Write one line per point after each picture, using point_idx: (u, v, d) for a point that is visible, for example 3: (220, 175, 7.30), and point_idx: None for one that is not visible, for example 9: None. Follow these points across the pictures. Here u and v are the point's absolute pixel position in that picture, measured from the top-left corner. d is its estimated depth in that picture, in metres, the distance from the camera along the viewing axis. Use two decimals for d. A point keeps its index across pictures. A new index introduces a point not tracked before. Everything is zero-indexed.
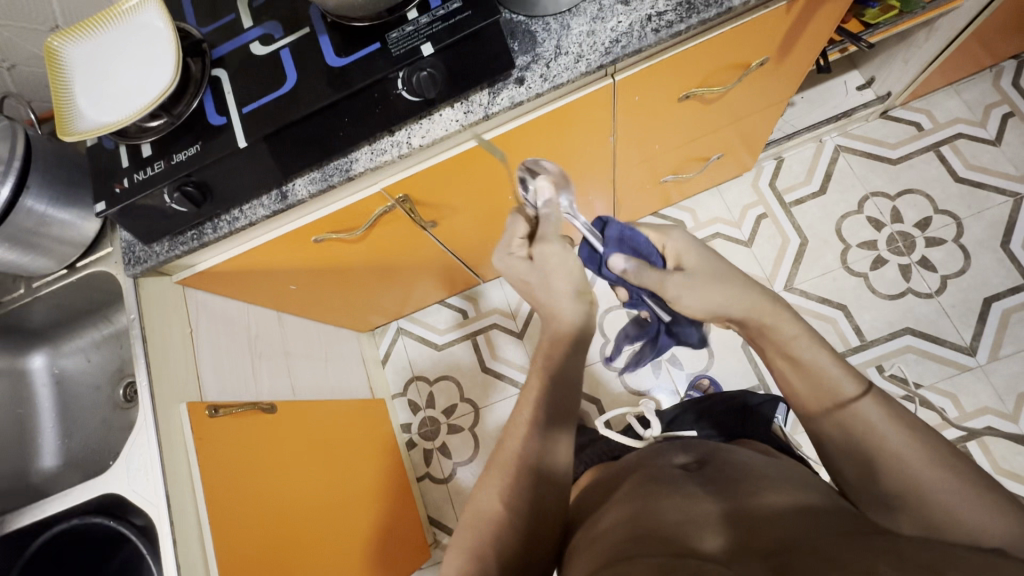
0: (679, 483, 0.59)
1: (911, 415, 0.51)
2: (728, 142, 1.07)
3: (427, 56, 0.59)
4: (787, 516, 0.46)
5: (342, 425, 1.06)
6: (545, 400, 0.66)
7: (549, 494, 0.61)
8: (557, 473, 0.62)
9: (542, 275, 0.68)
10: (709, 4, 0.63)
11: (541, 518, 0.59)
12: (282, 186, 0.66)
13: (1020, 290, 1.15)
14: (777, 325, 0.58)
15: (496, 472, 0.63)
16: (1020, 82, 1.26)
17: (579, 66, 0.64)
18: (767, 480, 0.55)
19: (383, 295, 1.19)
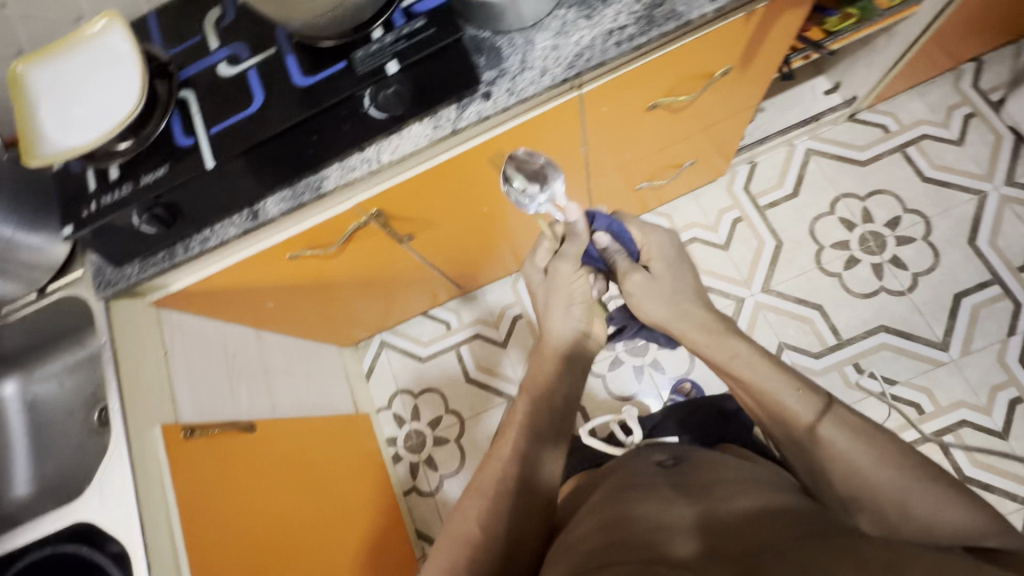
0: (656, 479, 0.62)
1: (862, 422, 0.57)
2: (700, 148, 1.09)
3: (392, 74, 0.60)
4: (754, 519, 0.47)
5: (326, 442, 1.06)
6: (529, 422, 0.74)
7: (530, 508, 0.67)
8: (539, 490, 0.68)
9: (552, 288, 0.77)
10: (668, 17, 0.64)
11: (521, 532, 0.65)
12: (253, 205, 0.66)
13: (988, 285, 1.18)
14: (717, 343, 0.68)
15: (482, 484, 0.70)
16: (980, 83, 1.30)
17: (544, 80, 0.65)
18: (739, 484, 0.57)
19: (366, 308, 1.19)
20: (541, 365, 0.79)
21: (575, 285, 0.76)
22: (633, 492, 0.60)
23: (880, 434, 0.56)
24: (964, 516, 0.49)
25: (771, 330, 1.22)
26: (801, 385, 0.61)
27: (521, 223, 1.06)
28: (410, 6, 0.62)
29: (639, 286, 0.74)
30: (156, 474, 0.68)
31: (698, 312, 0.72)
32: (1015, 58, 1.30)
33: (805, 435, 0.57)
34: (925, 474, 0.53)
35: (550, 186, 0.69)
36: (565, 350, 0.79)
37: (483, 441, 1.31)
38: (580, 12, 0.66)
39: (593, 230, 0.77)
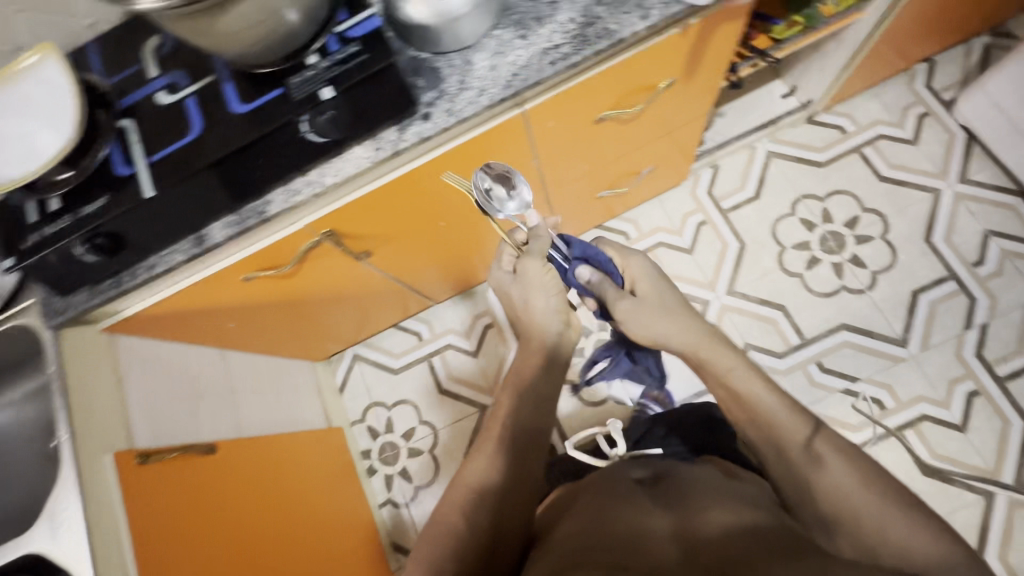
0: (627, 491, 0.64)
1: (850, 447, 0.61)
2: (658, 155, 1.11)
3: (327, 99, 0.61)
4: (733, 531, 0.51)
5: (297, 462, 1.06)
6: (514, 417, 0.76)
7: (512, 501, 0.68)
8: (525, 473, 0.71)
9: (522, 286, 0.79)
10: (601, 36, 0.65)
11: (504, 522, 0.66)
12: (198, 231, 0.67)
13: (944, 281, 1.21)
14: (713, 358, 0.71)
15: (472, 479, 0.71)
16: (934, 83, 1.33)
17: (482, 100, 0.66)
18: (710, 492, 0.60)
19: (340, 320, 1.19)
20: (525, 360, 0.82)
21: (548, 279, 0.78)
22: (605, 508, 0.60)
23: (860, 458, 0.59)
24: (938, 545, 0.52)
25: (736, 332, 1.24)
26: (792, 406, 0.65)
27: (491, 232, 1.07)
28: (344, 31, 0.62)
29: (630, 310, 0.77)
30: (107, 502, 0.68)
31: (692, 328, 0.74)
32: (966, 57, 1.33)
33: (799, 457, 0.60)
34: (903, 501, 0.56)
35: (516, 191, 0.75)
36: (547, 352, 0.81)
37: (457, 451, 1.32)
38: (517, 32, 0.67)
39: (574, 259, 0.81)
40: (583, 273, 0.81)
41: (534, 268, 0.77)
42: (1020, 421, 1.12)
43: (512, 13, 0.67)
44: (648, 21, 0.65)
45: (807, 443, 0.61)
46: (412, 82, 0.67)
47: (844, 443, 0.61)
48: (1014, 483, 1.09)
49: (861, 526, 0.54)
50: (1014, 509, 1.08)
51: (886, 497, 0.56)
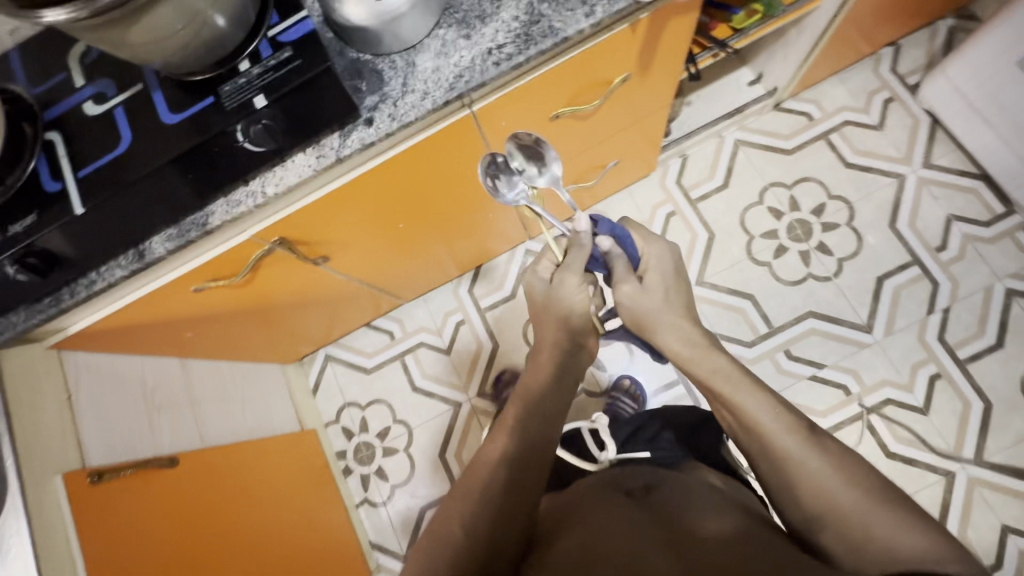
0: (624, 503, 0.68)
1: (832, 445, 0.64)
2: (622, 149, 1.09)
3: (261, 108, 0.59)
4: (731, 545, 0.56)
5: (272, 473, 1.06)
6: (521, 428, 0.75)
7: (511, 513, 0.66)
8: (525, 481, 0.68)
9: (552, 295, 0.82)
10: (545, 35, 0.63)
11: (502, 534, 0.64)
12: (137, 244, 0.63)
13: (908, 266, 1.22)
14: (694, 359, 0.76)
15: (468, 490, 0.68)
16: (899, 67, 1.32)
17: (425, 103, 0.64)
18: (704, 507, 0.64)
19: (310, 319, 1.16)
20: (536, 371, 0.82)
21: (579, 297, 0.82)
22: (606, 520, 0.64)
23: (843, 455, 0.62)
24: (917, 541, 0.55)
25: (705, 323, 1.24)
26: (779, 406, 0.67)
27: (465, 221, 1.04)
28: (277, 34, 0.59)
29: (633, 293, 0.80)
30: (59, 526, 0.66)
31: (682, 328, 0.79)
32: (930, 40, 1.32)
33: (780, 458, 0.63)
34: (881, 497, 0.58)
35: (548, 167, 0.76)
36: (557, 362, 0.81)
37: (433, 449, 1.32)
38: (460, 31, 0.65)
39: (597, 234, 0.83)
40: (602, 242, 0.83)
41: (569, 289, 0.81)
42: (981, 402, 1.14)
43: (454, 12, 0.65)
44: (593, 18, 0.63)
45: (793, 443, 0.63)
46: (353, 86, 0.65)
47: (827, 442, 0.64)
48: (973, 464, 1.12)
49: (845, 524, 0.58)
50: (973, 488, 1.11)
51: (869, 496, 0.59)
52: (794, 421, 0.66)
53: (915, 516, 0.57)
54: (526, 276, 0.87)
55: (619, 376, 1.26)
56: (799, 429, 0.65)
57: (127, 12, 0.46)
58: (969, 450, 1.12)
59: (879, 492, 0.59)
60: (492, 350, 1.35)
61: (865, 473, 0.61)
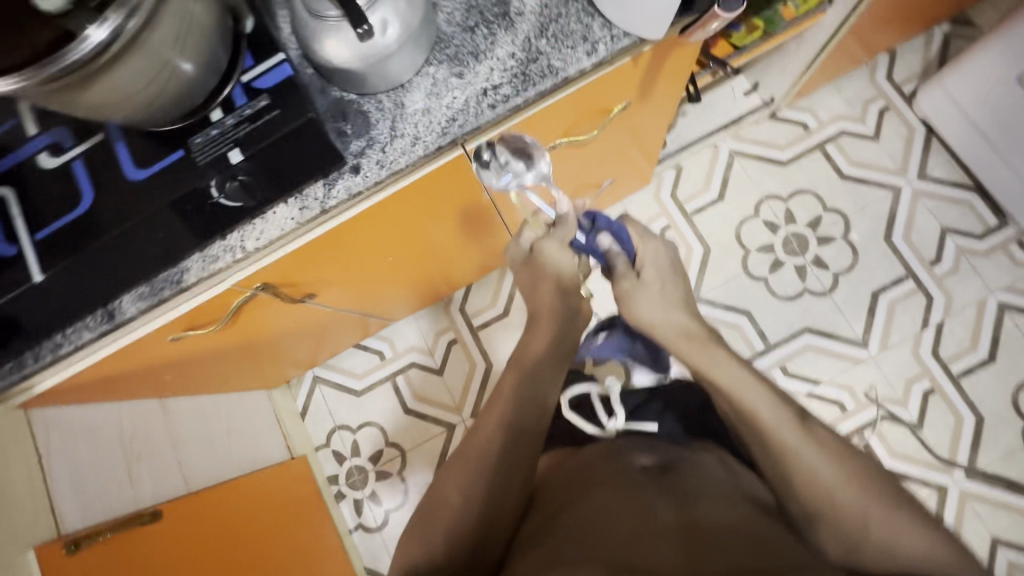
0: (628, 474, 0.69)
1: (829, 440, 0.67)
2: (620, 167, 1.04)
3: (237, 162, 0.54)
4: (727, 526, 0.58)
5: (262, 496, 1.05)
6: (517, 399, 0.74)
7: (509, 488, 0.68)
8: (519, 452, 0.70)
9: (534, 268, 0.77)
10: (544, 75, 0.59)
11: (499, 506, 0.67)
12: (107, 304, 0.57)
13: (903, 280, 1.21)
14: (693, 352, 0.74)
15: (465, 464, 0.70)
16: (895, 75, 1.30)
17: (416, 149, 0.60)
18: (708, 488, 0.66)
19: (297, 346, 1.07)
20: (536, 340, 0.80)
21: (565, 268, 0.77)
22: (613, 496, 0.64)
23: (839, 454, 0.65)
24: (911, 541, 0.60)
25: None
26: (776, 401, 0.69)
27: (461, 244, 0.98)
28: (252, 79, 0.54)
29: (631, 291, 0.76)
30: None
31: (679, 319, 0.76)
32: (926, 47, 1.30)
33: (781, 453, 0.65)
34: (876, 493, 0.63)
35: (536, 166, 0.61)
36: (554, 336, 0.79)
37: (427, 471, 1.29)
38: (452, 69, 0.60)
39: (595, 230, 0.77)
40: (602, 242, 0.78)
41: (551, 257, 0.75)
42: (973, 416, 1.15)
43: (445, 47, 0.60)
44: (595, 59, 0.59)
45: (790, 436, 0.66)
46: (337, 128, 0.60)
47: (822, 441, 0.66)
48: (965, 478, 1.13)
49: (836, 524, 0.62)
50: (965, 501, 1.12)
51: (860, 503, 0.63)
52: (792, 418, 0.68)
53: (922, 525, 0.62)
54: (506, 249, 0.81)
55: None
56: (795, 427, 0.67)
57: (89, 73, 0.42)
58: (962, 464, 1.14)
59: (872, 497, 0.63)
60: (486, 370, 1.31)
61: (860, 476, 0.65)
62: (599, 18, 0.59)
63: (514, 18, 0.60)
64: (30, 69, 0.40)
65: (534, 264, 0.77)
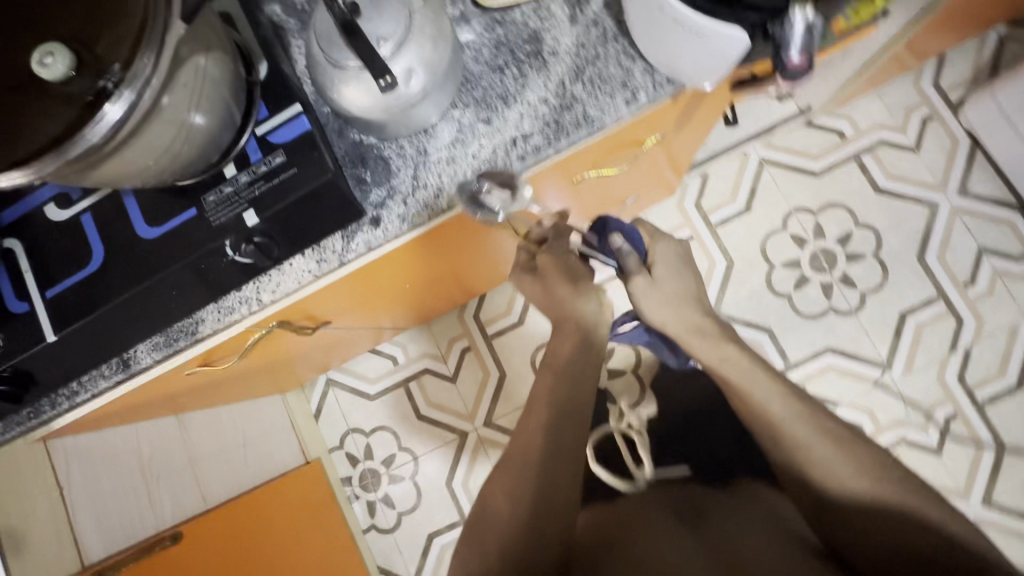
0: (674, 525, 0.64)
1: (839, 431, 0.65)
2: (649, 185, 0.96)
3: (252, 225, 0.50)
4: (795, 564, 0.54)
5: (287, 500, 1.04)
6: (556, 406, 0.69)
7: (558, 490, 0.65)
8: (561, 457, 0.66)
9: (546, 287, 0.70)
10: (578, 124, 0.55)
11: (552, 513, 0.63)
12: (122, 353, 0.59)
13: (933, 302, 1.17)
14: (707, 349, 0.72)
15: (511, 474, 0.67)
16: (942, 81, 1.21)
17: (439, 203, 0.57)
18: (764, 533, 0.61)
19: (309, 360, 1.04)
20: (562, 348, 0.71)
21: (576, 270, 0.70)
22: (658, 546, 0.60)
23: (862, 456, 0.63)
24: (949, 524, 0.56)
25: None
26: (788, 394, 0.68)
27: (481, 260, 0.93)
28: (267, 132, 0.50)
29: (642, 289, 0.71)
30: None
31: (689, 317, 0.73)
32: (978, 51, 1.21)
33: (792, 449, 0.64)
34: (896, 480, 0.60)
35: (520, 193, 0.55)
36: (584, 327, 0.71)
37: (438, 475, 1.30)
38: (479, 113, 0.56)
39: (606, 231, 0.72)
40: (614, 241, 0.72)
41: (559, 262, 0.69)
42: (994, 444, 1.13)
43: (472, 88, 0.56)
44: (634, 107, 0.55)
45: (800, 429, 0.65)
46: (356, 175, 0.57)
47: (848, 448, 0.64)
48: (981, 505, 1.12)
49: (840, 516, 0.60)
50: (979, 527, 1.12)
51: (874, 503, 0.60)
52: (814, 418, 0.66)
53: None
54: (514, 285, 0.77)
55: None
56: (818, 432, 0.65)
57: (105, 152, 0.40)
58: (978, 491, 1.12)
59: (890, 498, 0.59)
60: (499, 379, 1.31)
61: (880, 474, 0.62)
62: (641, 62, 0.54)
63: (547, 58, 0.55)
64: (46, 157, 0.38)
65: (541, 273, 0.70)
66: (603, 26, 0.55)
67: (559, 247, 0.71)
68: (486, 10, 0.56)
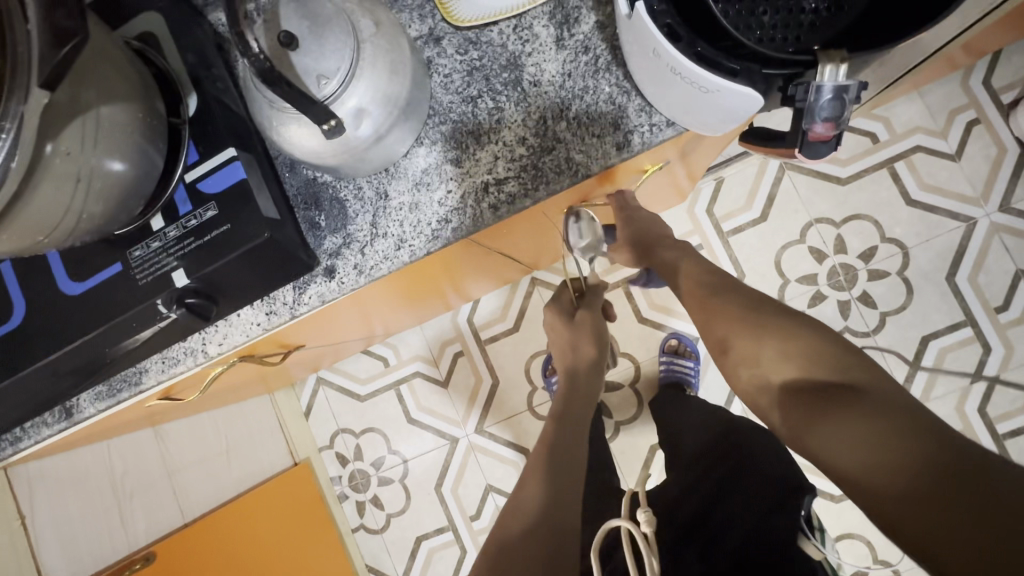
0: None
1: (787, 314, 0.52)
2: (666, 194, 0.82)
3: (181, 285, 0.44)
4: None
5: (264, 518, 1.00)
6: (560, 416, 0.67)
7: (571, 503, 0.59)
8: (566, 457, 0.64)
9: (574, 335, 0.69)
10: (561, 170, 0.48)
11: (569, 529, 0.57)
12: (63, 402, 0.56)
13: (959, 327, 1.08)
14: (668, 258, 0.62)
15: (516, 497, 0.61)
16: (994, 80, 1.08)
17: (401, 255, 0.50)
18: None
19: (296, 364, 1.00)
20: (570, 393, 0.69)
21: (604, 334, 0.71)
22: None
23: (816, 343, 0.48)
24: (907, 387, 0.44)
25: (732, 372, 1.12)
26: (710, 279, 0.57)
27: (466, 280, 0.86)
28: (197, 179, 0.44)
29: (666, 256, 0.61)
30: None
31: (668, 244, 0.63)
32: None
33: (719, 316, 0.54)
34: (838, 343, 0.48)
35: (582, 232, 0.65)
36: (590, 360, 0.69)
37: (428, 475, 1.18)
38: (447, 152, 0.49)
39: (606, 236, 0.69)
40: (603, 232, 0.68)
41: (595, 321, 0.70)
42: None
43: (439, 122, 0.49)
44: (625, 153, 0.47)
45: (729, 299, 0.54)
46: (308, 218, 0.50)
47: (799, 336, 0.49)
48: None
49: (788, 416, 0.47)
50: None
51: (822, 388, 0.46)
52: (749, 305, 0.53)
53: None
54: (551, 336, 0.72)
55: (664, 335, 1.10)
56: (748, 328, 0.52)
57: None
58: None
59: (859, 386, 0.44)
60: (492, 387, 1.17)
61: (845, 361, 0.46)
62: (637, 98, 0.47)
63: (528, 89, 0.48)
64: None
65: (576, 326, 0.69)
66: (595, 52, 0.47)
67: (594, 304, 0.72)
68: (459, 27, 0.48)
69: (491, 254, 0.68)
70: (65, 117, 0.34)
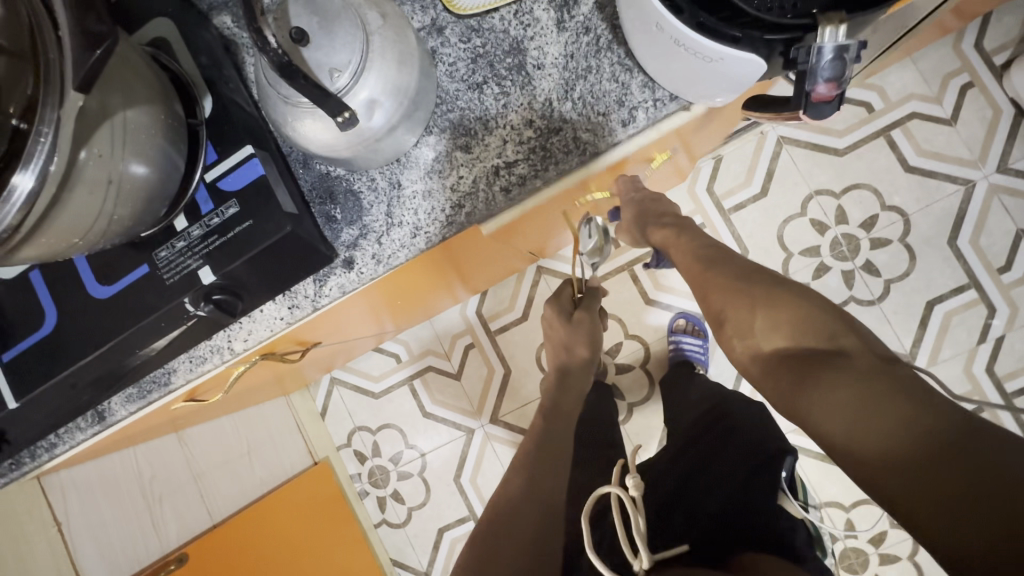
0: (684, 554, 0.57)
1: (772, 283, 0.53)
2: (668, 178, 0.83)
3: (208, 282, 0.46)
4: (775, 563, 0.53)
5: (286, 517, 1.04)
6: (547, 404, 0.74)
7: (555, 478, 0.67)
8: (556, 438, 0.71)
9: (573, 333, 0.73)
10: (569, 150, 0.49)
11: (552, 503, 0.65)
12: (96, 406, 0.57)
13: (964, 290, 1.09)
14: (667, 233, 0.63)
15: (511, 472, 0.70)
16: (985, 42, 1.09)
17: (417, 242, 0.52)
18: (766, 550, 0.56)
19: (311, 364, 1.01)
20: (561, 388, 0.75)
21: (598, 337, 0.74)
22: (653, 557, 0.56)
23: (811, 311, 0.50)
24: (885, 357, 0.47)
25: None
26: (704, 254, 0.59)
27: (473, 272, 0.88)
28: (216, 179, 0.45)
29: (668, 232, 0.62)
30: None
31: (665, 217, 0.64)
32: None
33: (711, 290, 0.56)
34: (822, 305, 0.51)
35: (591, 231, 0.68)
36: (581, 361, 0.75)
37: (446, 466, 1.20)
38: (456, 140, 0.50)
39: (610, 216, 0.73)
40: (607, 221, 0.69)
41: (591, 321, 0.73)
42: None
43: (447, 110, 0.50)
44: (631, 130, 0.49)
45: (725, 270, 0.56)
46: (324, 212, 0.51)
47: (786, 302, 0.51)
48: None
49: (778, 380, 0.49)
50: None
51: (813, 356, 0.48)
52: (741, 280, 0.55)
53: None
54: (551, 333, 0.76)
55: (672, 314, 1.11)
56: (741, 299, 0.53)
57: (19, 239, 0.33)
58: None
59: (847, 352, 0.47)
60: (505, 375, 1.18)
61: (831, 330, 0.49)
62: (640, 76, 0.48)
63: (532, 72, 0.49)
64: None
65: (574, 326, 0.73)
66: (596, 32, 0.48)
67: (592, 305, 0.75)
68: (461, 15, 0.49)
69: (497, 244, 0.70)
70: (95, 122, 0.35)
